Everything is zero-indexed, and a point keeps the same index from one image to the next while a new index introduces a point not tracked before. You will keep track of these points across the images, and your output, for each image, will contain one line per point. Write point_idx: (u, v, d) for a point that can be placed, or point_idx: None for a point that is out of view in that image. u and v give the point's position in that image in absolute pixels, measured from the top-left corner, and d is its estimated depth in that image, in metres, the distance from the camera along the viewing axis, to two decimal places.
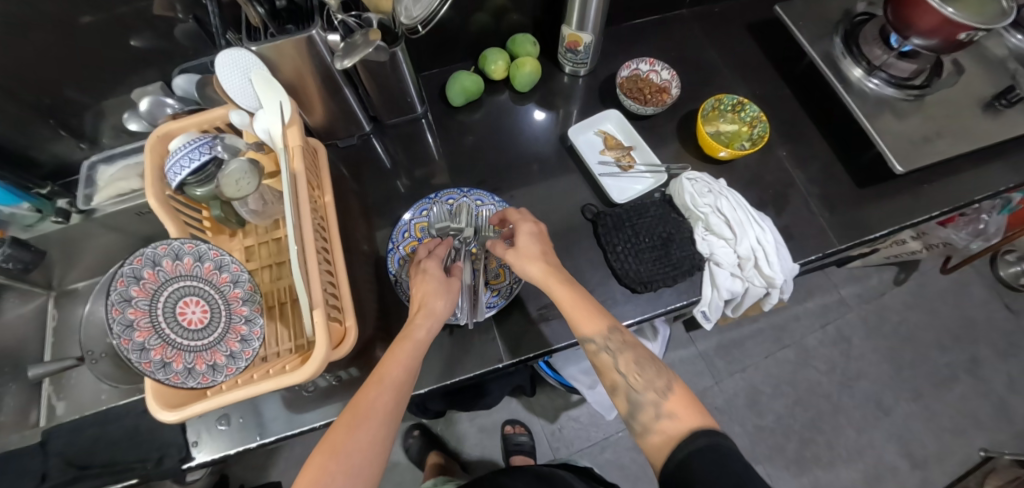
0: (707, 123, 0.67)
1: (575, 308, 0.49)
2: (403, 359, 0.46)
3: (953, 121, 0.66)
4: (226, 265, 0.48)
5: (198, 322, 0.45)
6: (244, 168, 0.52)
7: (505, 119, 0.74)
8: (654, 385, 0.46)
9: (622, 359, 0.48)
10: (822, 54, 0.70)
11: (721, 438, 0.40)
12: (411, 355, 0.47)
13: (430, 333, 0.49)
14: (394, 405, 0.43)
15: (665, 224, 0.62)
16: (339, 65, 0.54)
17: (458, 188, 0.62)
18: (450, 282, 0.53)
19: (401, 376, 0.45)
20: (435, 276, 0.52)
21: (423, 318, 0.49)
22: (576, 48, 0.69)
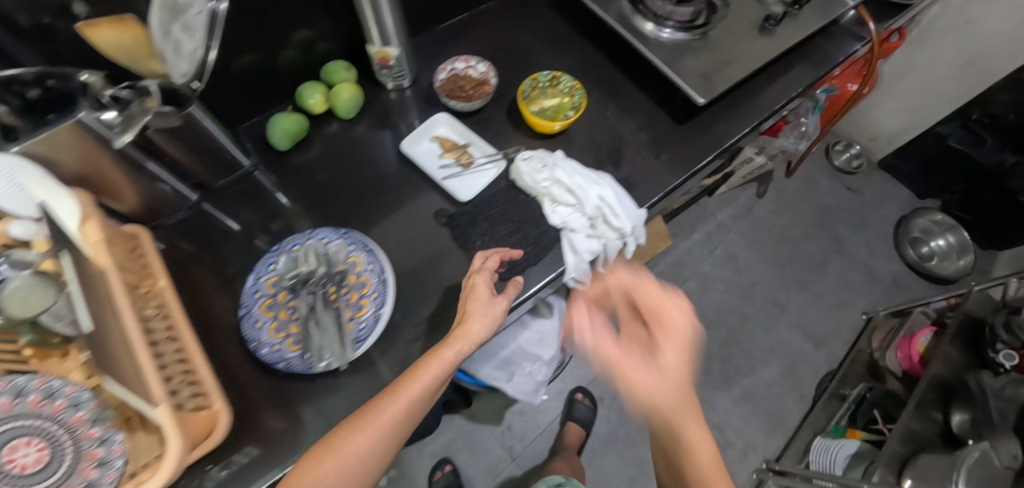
0: (529, 104, 0.70)
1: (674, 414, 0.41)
2: (427, 379, 0.44)
3: (738, 47, 0.75)
4: (59, 389, 0.37)
5: (32, 465, 0.35)
6: (29, 284, 0.40)
7: (343, 149, 0.73)
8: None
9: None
10: (616, 16, 0.76)
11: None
12: (435, 375, 0.44)
13: (459, 354, 0.46)
14: (401, 422, 0.42)
15: (515, 208, 0.64)
16: (119, 141, 0.50)
17: (301, 233, 0.60)
18: (495, 305, 0.51)
19: (420, 394, 0.44)
20: (482, 293, 0.52)
21: (456, 338, 0.47)
22: (388, 63, 0.69)
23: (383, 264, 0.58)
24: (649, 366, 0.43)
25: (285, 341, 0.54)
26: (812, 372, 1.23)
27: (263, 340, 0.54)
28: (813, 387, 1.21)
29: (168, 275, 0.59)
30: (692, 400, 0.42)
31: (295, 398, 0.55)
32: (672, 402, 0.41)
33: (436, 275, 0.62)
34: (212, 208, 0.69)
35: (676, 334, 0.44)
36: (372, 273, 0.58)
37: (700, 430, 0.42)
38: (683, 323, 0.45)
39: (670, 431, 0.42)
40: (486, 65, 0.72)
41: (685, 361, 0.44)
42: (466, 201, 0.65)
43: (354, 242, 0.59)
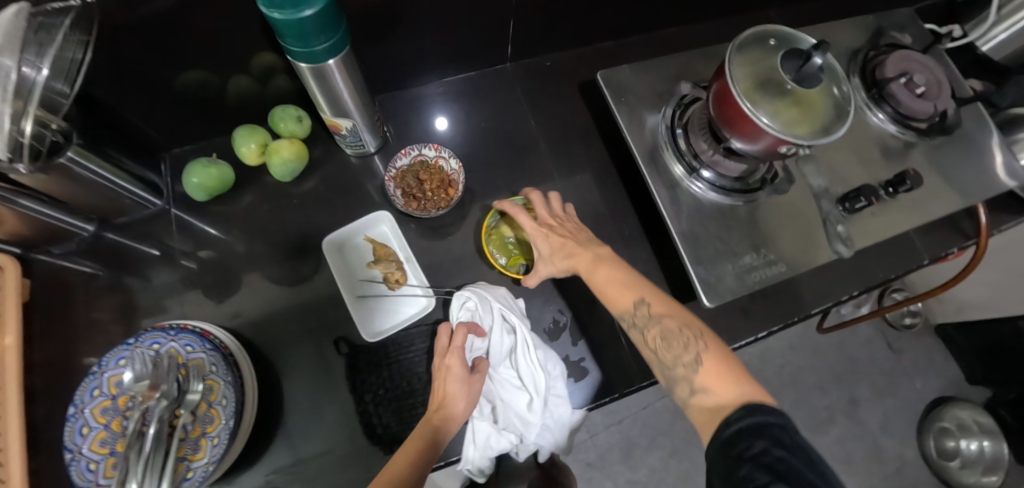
0: (502, 231, 0.59)
1: (601, 279, 0.50)
2: (410, 456, 0.42)
3: (793, 232, 0.55)
4: None
5: None
6: None
7: (275, 210, 0.62)
8: (685, 358, 0.44)
9: (651, 334, 0.46)
10: (643, 146, 0.58)
11: (767, 409, 0.37)
12: (416, 455, 0.42)
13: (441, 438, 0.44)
14: None
15: (429, 361, 0.53)
16: None
17: (168, 328, 0.51)
18: (474, 383, 0.48)
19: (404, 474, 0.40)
20: (456, 373, 0.47)
21: (438, 419, 0.45)
22: (341, 132, 0.57)
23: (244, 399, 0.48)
24: (583, 265, 0.51)
25: (105, 460, 0.46)
26: None
27: (80, 452, 0.46)
28: None
29: (18, 332, 0.51)
30: (580, 250, 0.52)
31: None
32: (572, 259, 0.51)
33: (308, 414, 0.52)
34: (113, 239, 0.61)
35: (526, 222, 0.54)
36: (226, 409, 0.48)
37: (605, 275, 0.50)
38: (550, 211, 0.56)
39: (599, 287, 0.50)
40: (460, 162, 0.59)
41: (556, 235, 0.53)
42: (371, 341, 0.52)
43: (220, 361, 0.49)
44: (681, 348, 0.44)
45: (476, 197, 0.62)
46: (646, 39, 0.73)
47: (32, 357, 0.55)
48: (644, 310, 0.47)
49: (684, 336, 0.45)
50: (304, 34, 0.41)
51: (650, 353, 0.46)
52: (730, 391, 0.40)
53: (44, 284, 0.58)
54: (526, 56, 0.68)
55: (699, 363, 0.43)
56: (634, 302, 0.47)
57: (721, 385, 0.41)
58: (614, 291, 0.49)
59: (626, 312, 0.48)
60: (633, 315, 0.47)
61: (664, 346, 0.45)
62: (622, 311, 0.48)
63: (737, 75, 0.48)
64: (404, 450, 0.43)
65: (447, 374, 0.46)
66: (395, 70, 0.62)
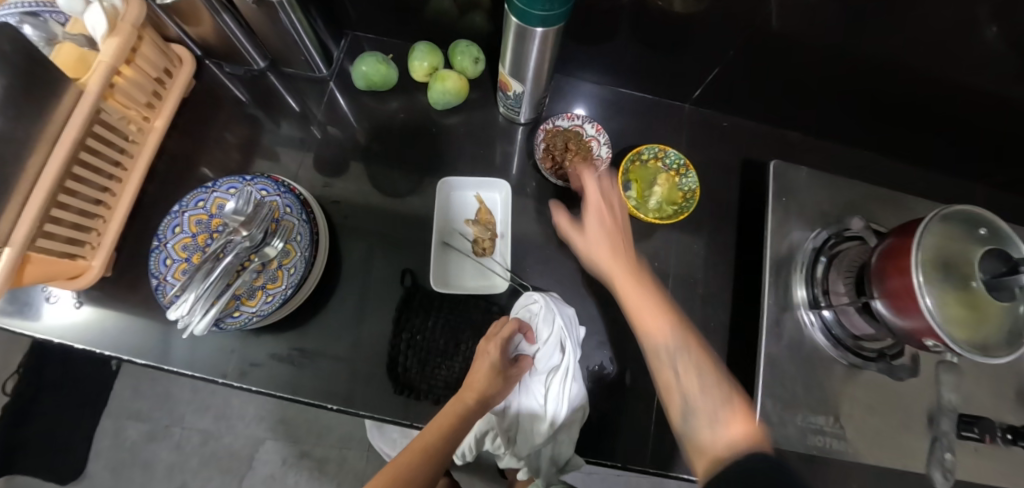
0: (643, 174, 0.58)
1: (604, 244, 0.47)
2: (442, 427, 0.44)
3: (881, 419, 0.51)
4: None
5: None
6: None
7: (412, 126, 0.63)
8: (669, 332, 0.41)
9: (691, 380, 0.39)
10: (777, 253, 0.54)
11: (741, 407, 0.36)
12: (450, 428, 0.44)
13: (471, 417, 0.45)
14: (429, 469, 0.43)
15: (475, 334, 0.53)
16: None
17: (279, 183, 0.53)
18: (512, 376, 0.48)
19: (436, 444, 0.43)
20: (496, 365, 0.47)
21: (470, 398, 0.45)
22: (506, 91, 0.56)
23: (307, 278, 0.51)
24: (594, 210, 0.48)
25: (179, 263, 0.51)
26: None
27: (165, 246, 0.50)
28: None
29: (167, 119, 0.57)
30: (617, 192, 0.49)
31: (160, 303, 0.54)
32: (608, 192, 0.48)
33: (349, 321, 0.54)
34: (272, 82, 0.65)
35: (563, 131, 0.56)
36: (290, 276, 0.50)
37: (602, 230, 0.47)
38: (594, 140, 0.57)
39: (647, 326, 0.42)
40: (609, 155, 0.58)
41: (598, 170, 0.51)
42: (436, 288, 0.54)
43: (304, 235, 0.52)
44: (713, 385, 0.38)
45: None
46: (835, 150, 0.67)
47: (165, 145, 0.61)
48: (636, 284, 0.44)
49: (715, 378, 0.39)
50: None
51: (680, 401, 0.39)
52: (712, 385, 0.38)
53: (205, 89, 0.64)
54: (709, 106, 0.65)
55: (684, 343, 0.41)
56: (671, 336, 0.41)
57: (749, 435, 0.34)
58: (612, 257, 0.46)
59: (667, 345, 0.41)
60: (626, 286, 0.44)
61: (693, 377, 0.39)
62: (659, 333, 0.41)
63: (924, 242, 0.43)
64: (437, 425, 0.44)
65: (488, 365, 0.46)
66: (582, 58, 0.61)
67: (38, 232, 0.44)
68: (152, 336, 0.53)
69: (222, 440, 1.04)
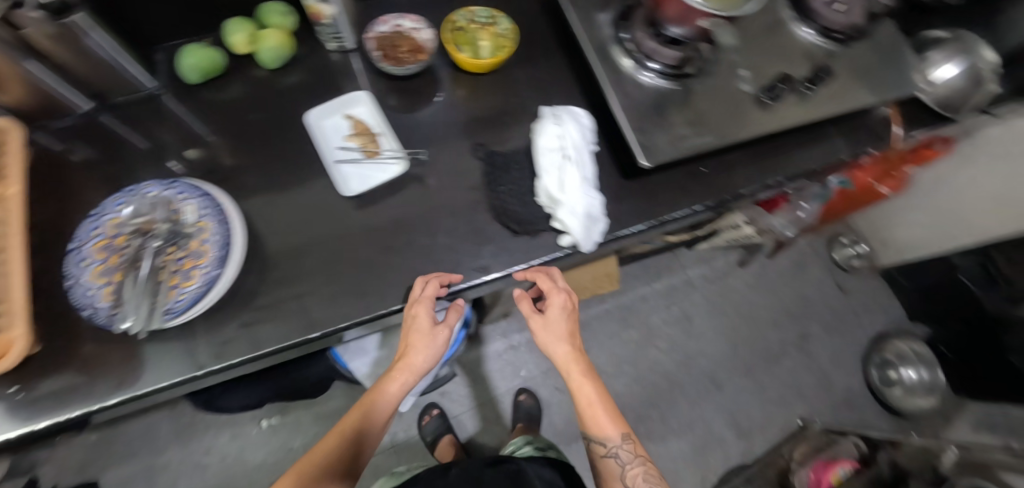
0: (464, 33, 0.67)
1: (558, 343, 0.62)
2: (374, 418, 0.61)
3: (721, 113, 0.65)
4: None
5: None
6: None
7: (259, 97, 0.67)
8: (602, 436, 0.63)
9: (630, 470, 0.62)
10: (592, 40, 0.66)
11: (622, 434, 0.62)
12: (378, 412, 0.61)
13: (402, 385, 0.61)
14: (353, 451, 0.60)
15: (401, 216, 0.60)
16: None
17: (163, 181, 0.56)
18: (436, 333, 0.58)
19: (366, 432, 0.60)
20: (420, 330, 0.57)
21: (401, 370, 0.60)
22: (322, 21, 0.62)
23: (232, 239, 0.54)
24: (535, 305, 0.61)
25: (101, 287, 0.50)
26: (723, 460, 1.15)
27: (80, 279, 0.50)
28: (719, 474, 1.13)
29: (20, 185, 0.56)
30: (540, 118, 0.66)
31: (105, 344, 0.55)
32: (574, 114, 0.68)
33: (289, 269, 0.58)
34: (107, 121, 0.65)
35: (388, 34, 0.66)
36: (216, 243, 0.53)
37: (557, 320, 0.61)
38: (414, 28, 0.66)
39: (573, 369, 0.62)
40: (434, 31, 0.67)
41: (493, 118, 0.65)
42: (349, 194, 0.60)
43: (212, 207, 0.55)
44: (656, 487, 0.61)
45: (446, 88, 0.67)
46: None
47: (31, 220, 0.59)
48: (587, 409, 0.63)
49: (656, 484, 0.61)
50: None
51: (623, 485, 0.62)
52: (611, 423, 0.62)
53: (44, 156, 0.63)
54: None
55: (614, 431, 0.63)
56: (619, 435, 0.63)
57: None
58: (549, 335, 0.62)
59: (611, 442, 0.62)
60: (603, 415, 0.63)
61: (608, 436, 0.62)
62: (607, 440, 0.62)
63: None
64: (360, 408, 0.61)
65: (408, 340, 0.58)
66: None
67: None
68: (114, 373, 0.54)
69: None
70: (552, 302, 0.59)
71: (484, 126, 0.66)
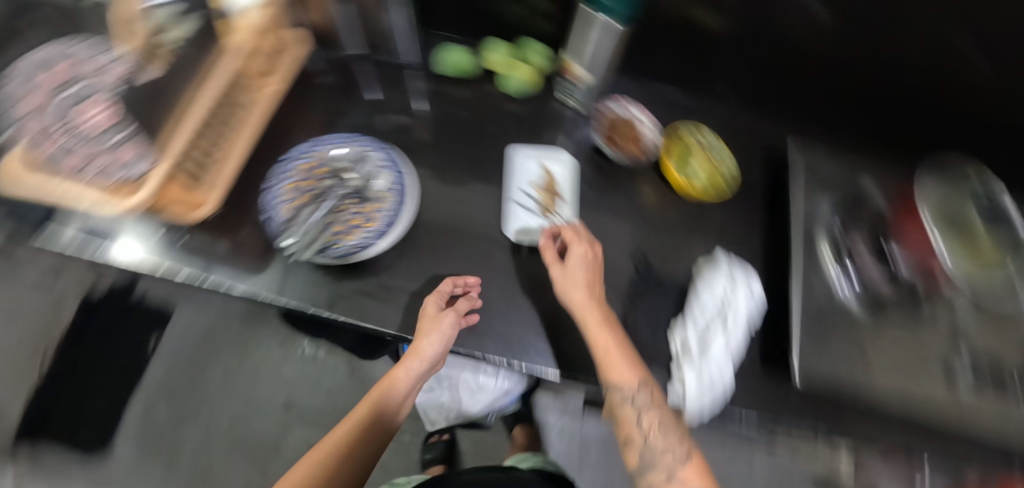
0: (681, 147, 0.68)
1: (580, 298, 0.54)
2: (376, 399, 0.60)
3: (910, 362, 0.56)
4: None
5: None
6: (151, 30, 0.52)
7: (480, 106, 0.72)
8: (626, 392, 0.51)
9: (644, 415, 0.52)
10: (806, 219, 0.62)
11: (643, 398, 0.52)
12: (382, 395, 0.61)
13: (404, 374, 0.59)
14: (345, 440, 0.57)
15: (540, 276, 0.61)
16: None
17: (377, 141, 0.62)
18: (443, 319, 0.53)
19: (367, 413, 0.60)
20: (429, 311, 0.54)
21: (409, 358, 0.57)
22: (567, 75, 0.68)
23: (399, 219, 0.58)
24: (558, 265, 0.57)
25: (287, 202, 0.58)
26: None
27: (277, 187, 0.58)
28: None
29: (277, 86, 0.65)
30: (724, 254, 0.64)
31: (257, 242, 0.61)
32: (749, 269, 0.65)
33: (426, 267, 0.61)
34: (359, 67, 0.74)
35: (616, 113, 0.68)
36: (386, 216, 0.58)
37: (577, 285, 0.55)
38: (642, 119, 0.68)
39: (584, 312, 0.53)
40: (656, 128, 0.69)
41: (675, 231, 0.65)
42: (509, 235, 0.62)
43: (401, 185, 0.60)
44: (672, 439, 0.51)
45: (637, 185, 0.69)
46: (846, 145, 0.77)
47: None
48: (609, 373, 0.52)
49: (673, 432, 0.52)
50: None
51: (638, 431, 0.52)
52: (632, 374, 0.51)
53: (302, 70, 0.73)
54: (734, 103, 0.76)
55: (637, 388, 0.51)
56: (636, 382, 0.51)
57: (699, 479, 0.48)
58: (573, 286, 0.55)
59: (628, 389, 0.51)
60: (630, 393, 0.51)
61: (630, 397, 0.51)
62: (625, 384, 0.50)
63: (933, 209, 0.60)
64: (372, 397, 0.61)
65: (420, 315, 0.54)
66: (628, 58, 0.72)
67: (158, 155, 0.51)
68: (251, 270, 0.59)
69: (250, 424, 1.07)
70: (572, 251, 0.57)
71: (657, 237, 0.66)
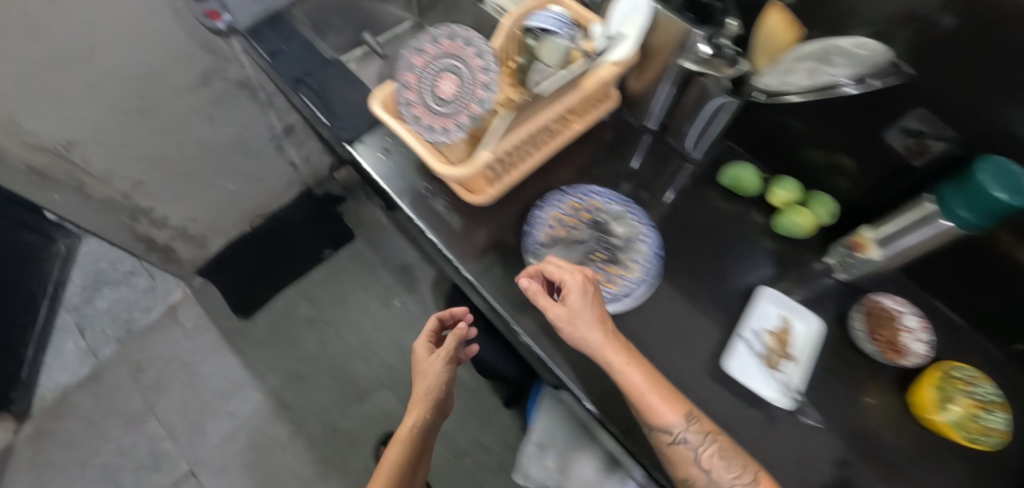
0: (953, 381, 0.58)
1: (606, 360, 0.49)
2: (415, 412, 0.75)
3: None
4: None
5: None
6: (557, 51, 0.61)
7: (738, 225, 0.70)
8: (686, 431, 0.49)
9: (704, 452, 0.49)
10: None
11: (705, 440, 0.49)
12: (418, 410, 0.75)
13: (428, 372, 0.73)
14: (401, 445, 0.75)
15: (734, 426, 0.56)
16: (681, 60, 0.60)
17: (644, 216, 0.63)
18: (433, 359, 0.72)
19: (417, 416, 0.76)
20: (424, 362, 0.73)
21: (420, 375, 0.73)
22: (854, 250, 0.62)
23: (636, 296, 0.58)
24: (575, 308, 0.49)
25: (549, 228, 0.61)
26: None
27: (548, 211, 0.62)
28: None
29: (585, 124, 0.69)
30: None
31: (496, 244, 0.64)
32: None
33: None
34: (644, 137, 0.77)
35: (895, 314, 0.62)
36: (627, 287, 0.58)
37: (585, 326, 0.49)
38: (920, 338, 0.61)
39: (597, 351, 0.49)
40: (930, 351, 0.61)
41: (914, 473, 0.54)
42: (725, 368, 0.59)
43: (651, 266, 0.60)
44: (736, 467, 0.49)
45: (874, 392, 0.60)
46: None
47: None
48: (661, 429, 0.49)
49: (735, 455, 0.49)
50: (987, 173, 0.46)
51: (701, 471, 0.49)
52: (672, 410, 0.49)
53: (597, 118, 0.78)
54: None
55: (699, 432, 0.50)
56: (683, 417, 0.49)
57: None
58: (581, 322, 0.49)
59: (676, 426, 0.49)
60: (682, 431, 0.49)
61: (693, 437, 0.49)
62: (668, 424, 0.49)
63: None
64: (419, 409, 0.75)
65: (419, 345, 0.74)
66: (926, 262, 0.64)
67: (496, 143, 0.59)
68: (482, 265, 0.63)
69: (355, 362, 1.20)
70: (568, 289, 0.49)
71: (878, 461, 0.56)
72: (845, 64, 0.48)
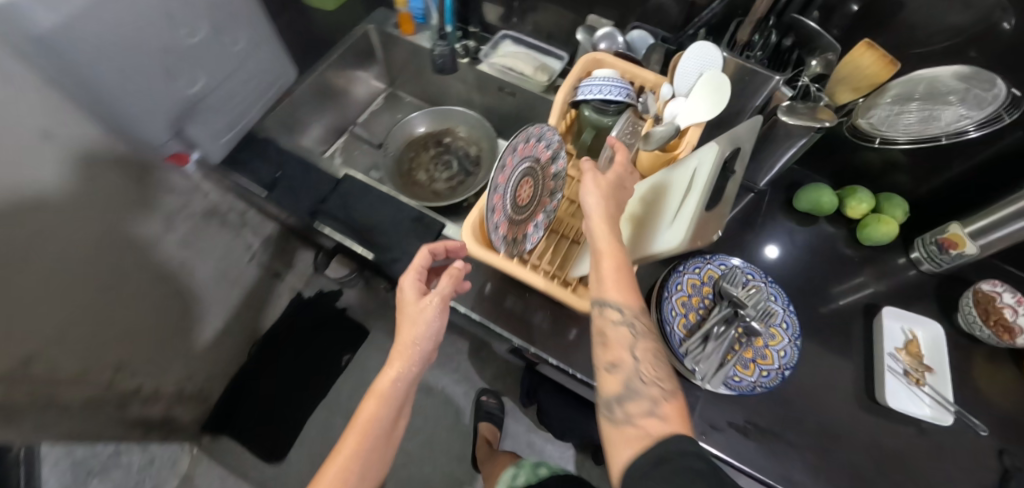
0: None
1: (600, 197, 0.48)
2: (394, 402, 0.50)
3: None
4: None
5: None
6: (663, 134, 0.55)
7: (818, 245, 0.71)
8: (633, 325, 0.43)
9: (641, 345, 0.43)
10: None
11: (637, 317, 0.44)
12: (387, 408, 0.50)
13: (412, 352, 0.50)
14: (378, 429, 0.49)
15: (905, 458, 0.57)
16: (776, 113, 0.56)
17: (761, 271, 0.61)
18: (422, 304, 0.50)
19: (392, 396, 0.51)
20: (408, 296, 0.52)
21: (396, 360, 0.50)
22: (948, 248, 0.64)
23: (791, 364, 0.55)
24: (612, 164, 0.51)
25: (681, 317, 0.56)
26: None
27: (673, 299, 0.57)
28: None
29: None
30: None
31: None
32: None
33: (781, 415, 0.58)
34: None
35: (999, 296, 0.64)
36: (782, 358, 0.55)
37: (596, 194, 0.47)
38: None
39: (603, 251, 0.45)
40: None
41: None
42: (883, 403, 0.59)
43: (790, 325, 0.58)
44: (664, 374, 0.42)
45: (990, 374, 0.64)
46: None
47: None
48: (613, 313, 0.44)
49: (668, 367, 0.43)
50: None
51: (630, 358, 0.43)
52: (628, 299, 0.44)
53: None
54: None
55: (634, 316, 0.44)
56: (637, 310, 0.44)
57: (678, 423, 0.39)
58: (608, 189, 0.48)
59: (625, 310, 0.44)
60: (627, 318, 0.44)
61: (648, 363, 0.43)
62: (627, 307, 0.44)
63: None
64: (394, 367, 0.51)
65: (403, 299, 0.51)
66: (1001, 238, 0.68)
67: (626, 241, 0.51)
68: None
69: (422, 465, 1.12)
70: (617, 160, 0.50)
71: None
72: (966, 105, 0.48)
